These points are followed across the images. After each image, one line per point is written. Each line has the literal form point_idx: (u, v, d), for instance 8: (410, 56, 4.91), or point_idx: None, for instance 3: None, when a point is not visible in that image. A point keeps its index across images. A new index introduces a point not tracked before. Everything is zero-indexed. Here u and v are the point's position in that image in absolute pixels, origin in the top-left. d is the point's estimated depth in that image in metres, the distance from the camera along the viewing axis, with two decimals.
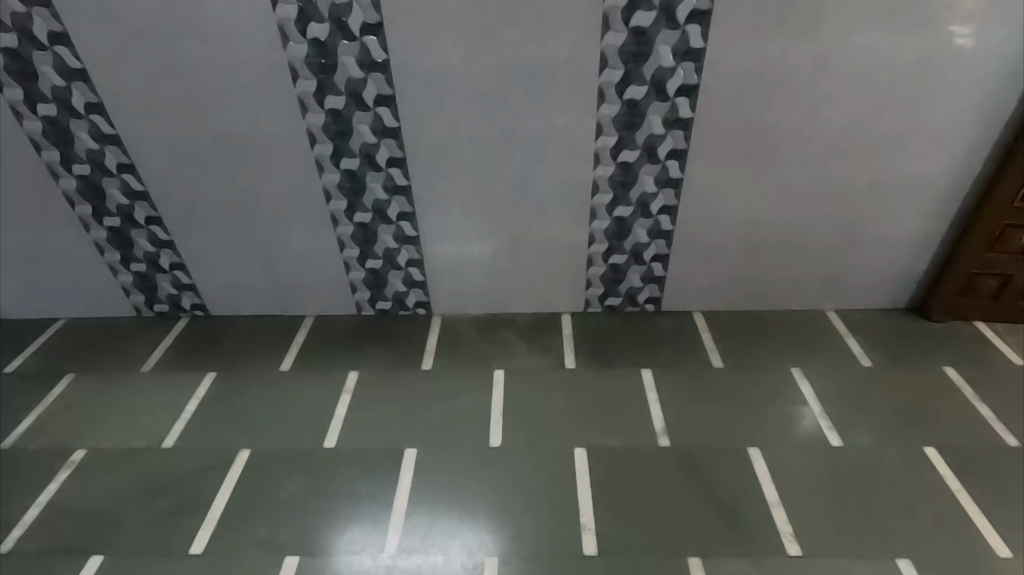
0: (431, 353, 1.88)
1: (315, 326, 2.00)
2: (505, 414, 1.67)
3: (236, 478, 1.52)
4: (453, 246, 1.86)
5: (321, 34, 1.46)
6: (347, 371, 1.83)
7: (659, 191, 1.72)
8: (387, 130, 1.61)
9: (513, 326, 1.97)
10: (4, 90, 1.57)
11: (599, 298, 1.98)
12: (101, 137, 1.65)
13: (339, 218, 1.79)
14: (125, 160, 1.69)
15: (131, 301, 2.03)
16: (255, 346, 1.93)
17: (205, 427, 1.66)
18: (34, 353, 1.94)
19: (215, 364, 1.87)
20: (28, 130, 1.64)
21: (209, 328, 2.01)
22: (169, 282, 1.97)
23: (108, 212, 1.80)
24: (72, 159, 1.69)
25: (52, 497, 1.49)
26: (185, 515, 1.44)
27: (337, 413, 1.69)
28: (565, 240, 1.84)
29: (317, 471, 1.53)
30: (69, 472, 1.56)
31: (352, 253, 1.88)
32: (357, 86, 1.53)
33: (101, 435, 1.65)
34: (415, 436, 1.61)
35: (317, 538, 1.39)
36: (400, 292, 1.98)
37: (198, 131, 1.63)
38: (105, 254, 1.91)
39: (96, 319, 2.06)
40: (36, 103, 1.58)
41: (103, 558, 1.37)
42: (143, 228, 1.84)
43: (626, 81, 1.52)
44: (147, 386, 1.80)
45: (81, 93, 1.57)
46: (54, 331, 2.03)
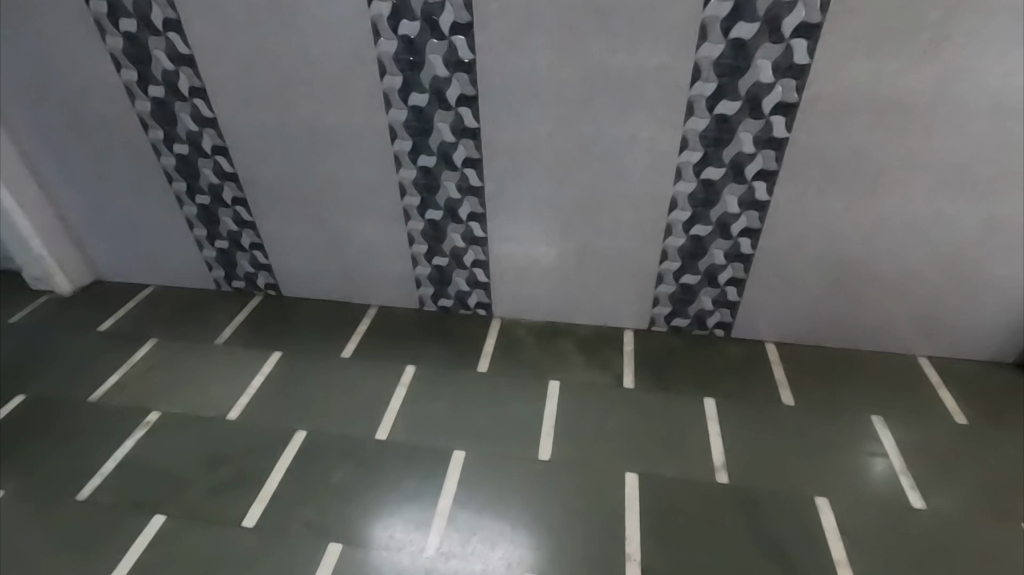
0: (487, 355, 1.88)
1: (378, 317, 2.04)
2: (557, 427, 1.63)
3: (290, 458, 1.57)
4: (520, 251, 1.84)
5: (411, 32, 1.47)
6: (405, 364, 1.85)
7: (742, 212, 1.62)
8: (467, 130, 1.61)
9: (573, 337, 1.93)
10: (121, 70, 1.69)
11: (665, 317, 1.90)
12: (200, 120, 1.74)
13: (411, 214, 1.82)
14: (219, 142, 1.78)
15: (212, 275, 2.14)
16: (320, 330, 2.00)
17: (268, 404, 1.73)
18: (124, 316, 2.09)
19: (282, 344, 1.94)
20: (139, 110, 1.76)
21: (280, 308, 2.10)
22: (248, 260, 2.07)
23: (200, 190, 1.91)
24: (174, 138, 1.80)
25: (127, 453, 1.60)
26: (242, 487, 1.51)
27: (390, 406, 1.71)
28: (635, 255, 1.78)
29: (367, 461, 1.55)
30: (143, 431, 1.66)
31: (420, 249, 1.90)
32: (441, 84, 1.54)
33: (174, 400, 1.75)
34: (464, 438, 1.61)
35: (361, 528, 1.41)
36: (463, 291, 1.98)
37: (287, 120, 1.69)
38: (194, 229, 2.03)
39: (181, 289, 2.20)
40: (148, 84, 1.70)
41: (165, 518, 1.44)
42: (229, 208, 1.93)
43: (718, 95, 1.44)
44: (219, 358, 1.90)
45: (187, 78, 1.67)
46: (143, 297, 2.18)
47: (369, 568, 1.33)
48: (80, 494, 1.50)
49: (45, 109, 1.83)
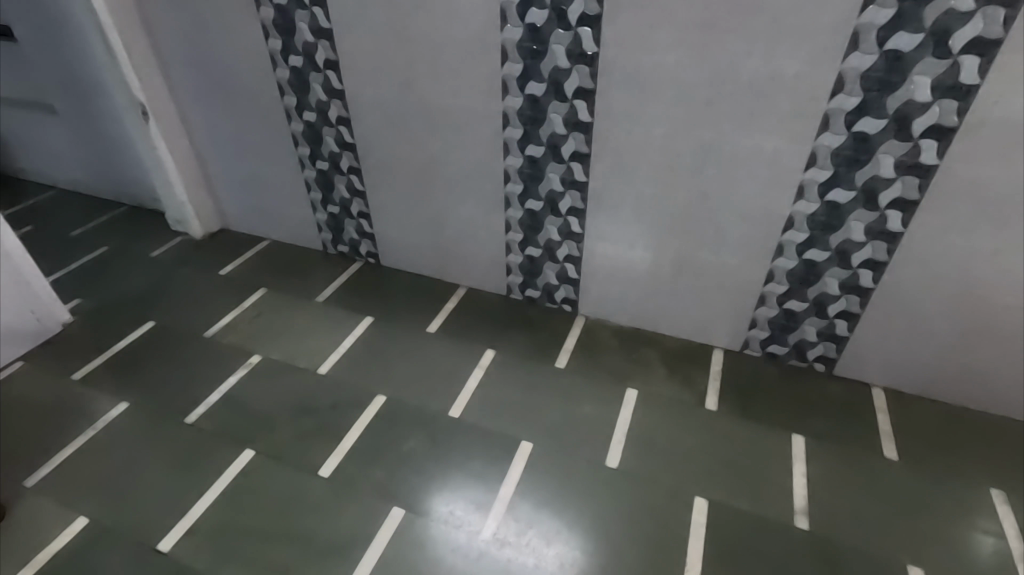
0: (567, 352, 1.87)
1: (465, 298, 2.09)
2: (628, 436, 1.60)
3: (368, 420, 1.65)
4: (616, 252, 1.80)
5: (538, 20, 1.46)
6: (485, 347, 1.88)
7: (868, 241, 1.48)
8: (579, 123, 1.59)
9: (657, 347, 1.87)
10: (268, 39, 1.83)
11: (760, 341, 1.79)
12: (330, 90, 1.86)
13: (511, 201, 1.83)
14: (344, 114, 1.89)
15: (321, 237, 2.29)
16: (410, 302, 2.08)
17: (355, 364, 1.83)
18: (243, 264, 2.29)
19: (374, 310, 2.04)
20: (279, 76, 1.90)
21: (377, 276, 2.21)
22: (354, 227, 2.19)
23: (321, 157, 2.04)
24: (305, 106, 1.93)
25: (229, 388, 1.76)
26: (323, 438, 1.61)
27: (466, 385, 1.75)
28: (738, 272, 1.68)
29: (437, 435, 1.60)
30: (245, 371, 1.82)
31: (516, 237, 1.91)
32: (561, 76, 1.53)
33: (274, 348, 1.90)
34: (533, 430, 1.61)
35: (425, 499, 1.46)
36: (552, 285, 1.98)
37: (407, 98, 1.76)
38: (311, 193, 2.17)
39: (292, 247, 2.38)
40: (289, 54, 1.83)
41: (253, 454, 1.57)
42: (345, 176, 2.05)
43: (860, 112, 1.32)
44: (318, 314, 2.03)
45: (324, 50, 1.77)
46: (260, 248, 2.38)
47: (427, 538, 1.37)
48: (188, 417, 1.68)
49: (201, 70, 2.02)
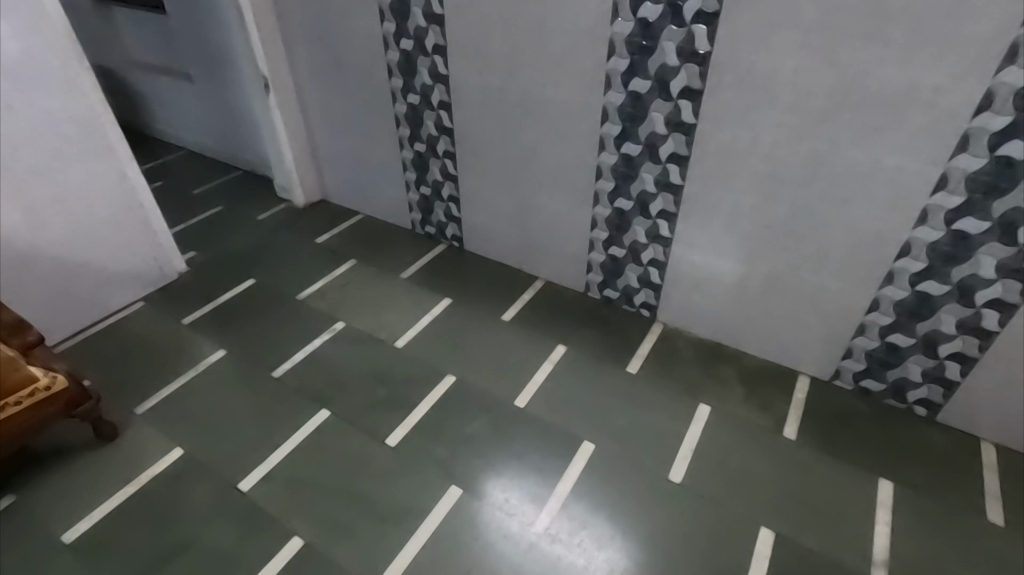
0: (639, 357, 1.82)
1: (542, 291, 2.09)
2: (695, 452, 1.54)
3: (436, 397, 1.71)
4: (704, 261, 1.73)
5: (651, 15, 1.42)
6: (557, 343, 1.88)
7: (998, 280, 1.32)
8: (682, 124, 1.54)
9: (736, 365, 1.79)
10: (383, 22, 1.90)
11: (853, 373, 1.66)
12: (435, 75, 1.91)
13: (601, 198, 1.81)
14: (446, 99, 1.94)
15: (411, 216, 2.38)
16: (488, 288, 2.11)
17: (430, 342, 1.89)
18: (337, 234, 2.43)
19: (453, 293, 2.10)
20: (389, 59, 1.98)
21: (459, 260, 2.26)
22: (442, 210, 2.25)
23: (420, 139, 2.11)
24: (410, 88, 2.00)
25: (314, 350, 1.87)
26: (392, 409, 1.68)
27: (534, 377, 1.76)
28: (837, 296, 1.56)
29: (501, 422, 1.63)
30: (329, 335, 1.93)
31: (601, 235, 1.89)
32: (668, 74, 1.48)
33: (357, 317, 2.00)
34: (597, 431, 1.59)
35: (482, 482, 1.48)
36: (632, 287, 1.94)
37: (509, 87, 1.78)
38: (406, 173, 2.25)
39: (383, 223, 2.49)
40: (402, 37, 1.90)
41: (328, 415, 1.67)
42: (439, 159, 2.11)
43: (1009, 133, 1.17)
44: (400, 290, 2.11)
45: (434, 35, 1.82)
46: (354, 222, 2.50)
47: (481, 521, 1.40)
48: (275, 371, 1.81)
49: (320, 49, 2.15)
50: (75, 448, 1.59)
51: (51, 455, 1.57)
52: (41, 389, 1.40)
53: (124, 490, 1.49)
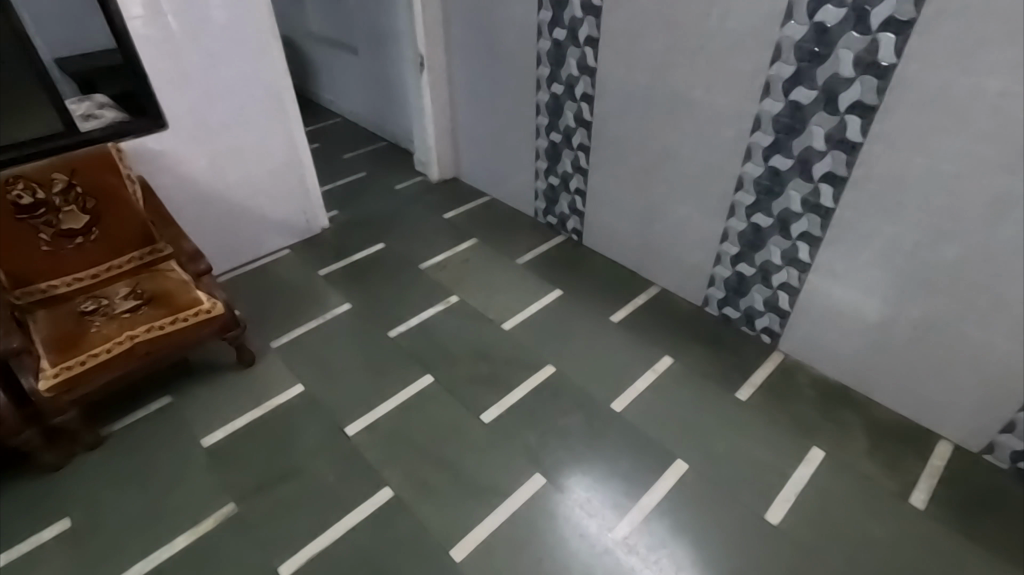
0: (752, 384, 1.71)
1: (657, 298, 2.03)
2: (799, 497, 1.42)
3: (534, 385, 1.73)
4: (844, 294, 1.57)
5: (830, 19, 1.30)
6: (664, 353, 1.82)
7: None
8: (845, 142, 1.40)
9: (863, 413, 1.62)
10: (541, 10, 1.93)
11: (1012, 452, 1.43)
12: (583, 67, 1.90)
13: (737, 211, 1.71)
14: (590, 91, 1.93)
15: (536, 204, 2.41)
16: (600, 286, 2.09)
17: (535, 330, 1.92)
18: (464, 212, 2.53)
19: (565, 285, 2.10)
20: (541, 47, 2.01)
21: (576, 253, 2.26)
22: (567, 202, 2.26)
23: (557, 130, 2.12)
24: (556, 78, 2.01)
25: (427, 318, 1.98)
26: (491, 387, 1.73)
27: (635, 384, 1.72)
28: (1006, 359, 1.35)
29: (594, 421, 1.62)
30: (443, 307, 2.03)
31: (729, 249, 1.79)
32: (838, 85, 1.35)
33: (470, 294, 2.08)
34: (693, 452, 1.53)
35: (568, 477, 1.48)
36: (755, 309, 1.82)
37: (657, 85, 1.72)
38: (538, 161, 2.28)
39: (508, 207, 2.55)
40: (556, 27, 1.91)
41: (431, 381, 1.76)
42: (573, 151, 2.11)
43: None
44: (514, 275, 2.16)
45: (589, 27, 1.82)
46: (481, 203, 2.59)
47: (560, 515, 1.41)
48: (390, 331, 1.94)
49: (476, 33, 2.23)
50: (221, 367, 1.82)
51: (201, 370, 1.81)
52: (204, 312, 1.62)
53: (253, 412, 1.68)
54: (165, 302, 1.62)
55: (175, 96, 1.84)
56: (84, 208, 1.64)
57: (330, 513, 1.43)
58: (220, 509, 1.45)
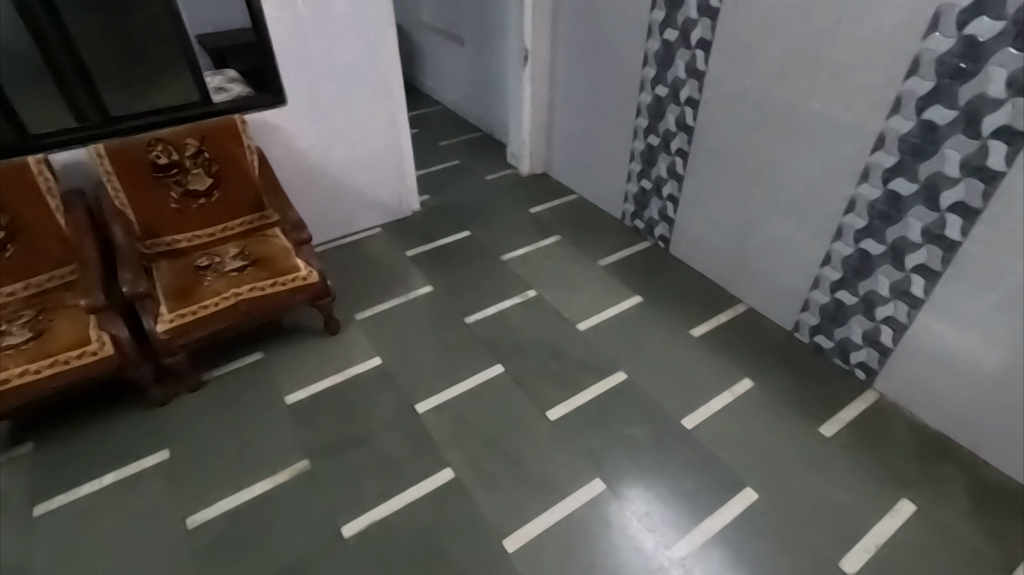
0: (839, 421, 1.59)
1: (742, 317, 1.94)
2: (879, 550, 1.31)
3: (603, 389, 1.71)
4: (959, 337, 1.43)
5: (983, 33, 1.18)
6: (744, 376, 1.73)
7: None
8: (983, 170, 1.26)
9: (966, 471, 1.46)
10: (653, 10, 1.89)
11: None
12: (692, 70, 1.84)
13: (844, 234, 1.59)
14: (696, 95, 1.86)
15: (625, 207, 2.37)
16: (683, 298, 2.02)
17: (611, 334, 1.89)
18: (551, 209, 2.53)
19: (646, 293, 2.05)
20: (649, 47, 1.96)
21: (660, 261, 2.20)
22: (658, 207, 2.20)
23: (655, 133, 2.07)
24: (661, 80, 1.96)
25: (503, 309, 2.01)
26: (559, 386, 1.73)
27: (709, 403, 1.66)
28: None
29: (661, 435, 1.58)
30: (520, 300, 2.04)
31: (830, 274, 1.67)
32: (984, 106, 1.22)
33: (549, 290, 2.08)
34: (765, 483, 1.45)
35: (628, 487, 1.46)
36: (851, 341, 1.69)
37: (771, 93, 1.64)
38: (632, 163, 2.24)
39: (595, 208, 2.52)
40: (667, 27, 1.86)
41: (501, 371, 1.78)
42: (670, 156, 2.05)
43: None
44: (595, 276, 2.14)
45: (703, 28, 1.75)
46: (569, 200, 2.58)
47: (615, 524, 1.38)
48: (467, 317, 1.98)
49: (584, 29, 2.21)
50: (309, 332, 1.95)
51: (292, 332, 1.94)
52: (300, 279, 1.73)
53: (333, 377, 1.78)
54: (268, 265, 1.74)
55: (297, 75, 1.97)
56: (209, 171, 1.80)
57: (394, 483, 1.49)
58: (296, 463, 1.55)
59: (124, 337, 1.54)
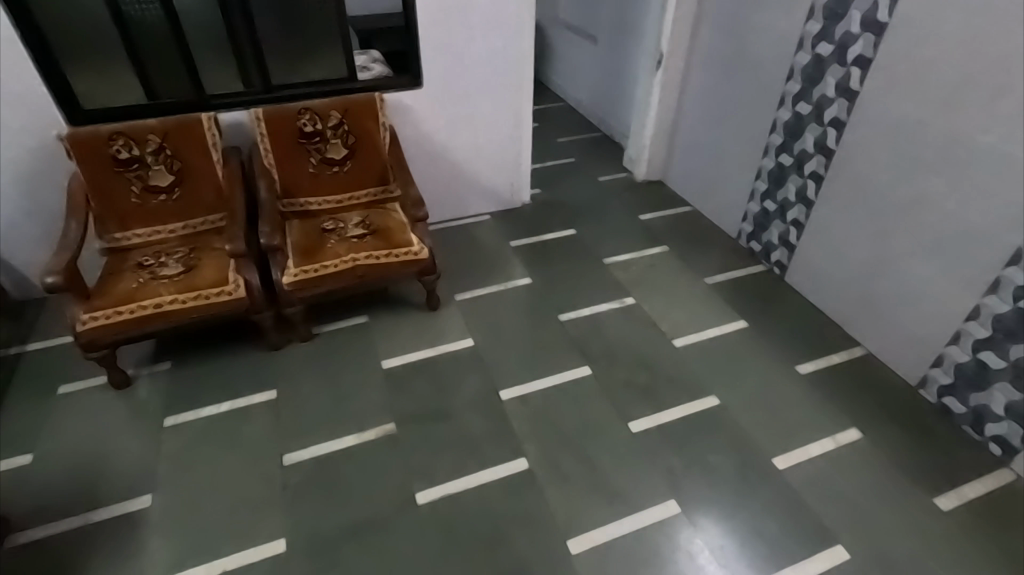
0: (959, 496, 1.42)
1: (859, 362, 1.78)
2: None
3: (692, 410, 1.64)
4: None
5: None
6: (852, 426, 1.59)
7: None
8: None
9: None
10: (808, 21, 1.76)
11: None
12: (843, 89, 1.70)
13: (1001, 289, 1.41)
14: (843, 117, 1.72)
15: (741, 226, 2.26)
16: (793, 331, 1.89)
17: (707, 355, 1.81)
18: (661, 218, 2.46)
19: (752, 319, 1.94)
20: (796, 61, 1.84)
21: (773, 288, 2.07)
22: (778, 231, 2.07)
23: (789, 152, 1.94)
24: (805, 97, 1.84)
25: (599, 312, 1.99)
26: (645, 398, 1.68)
27: (806, 446, 1.54)
28: None
29: (747, 470, 1.49)
30: (617, 305, 2.01)
31: (975, 331, 1.49)
32: None
33: (648, 300, 2.03)
34: (859, 544, 1.33)
35: (704, 516, 1.39)
36: (989, 411, 1.50)
37: (936, 122, 1.47)
38: (757, 182, 2.12)
39: (709, 223, 2.42)
40: (822, 41, 1.73)
41: (588, 373, 1.77)
42: (802, 178, 1.92)
43: None
44: (699, 293, 2.05)
45: (864, 45, 1.61)
46: (682, 212, 2.50)
47: (685, 551, 1.33)
48: (561, 314, 1.99)
49: (728, 37, 2.12)
50: (411, 305, 2.05)
51: (395, 302, 2.06)
52: (412, 254, 1.83)
53: (427, 351, 1.87)
54: (385, 237, 1.86)
55: (436, 61, 2.07)
56: (346, 144, 1.95)
57: (470, 462, 1.54)
58: (383, 425, 1.64)
59: (255, 284, 1.71)
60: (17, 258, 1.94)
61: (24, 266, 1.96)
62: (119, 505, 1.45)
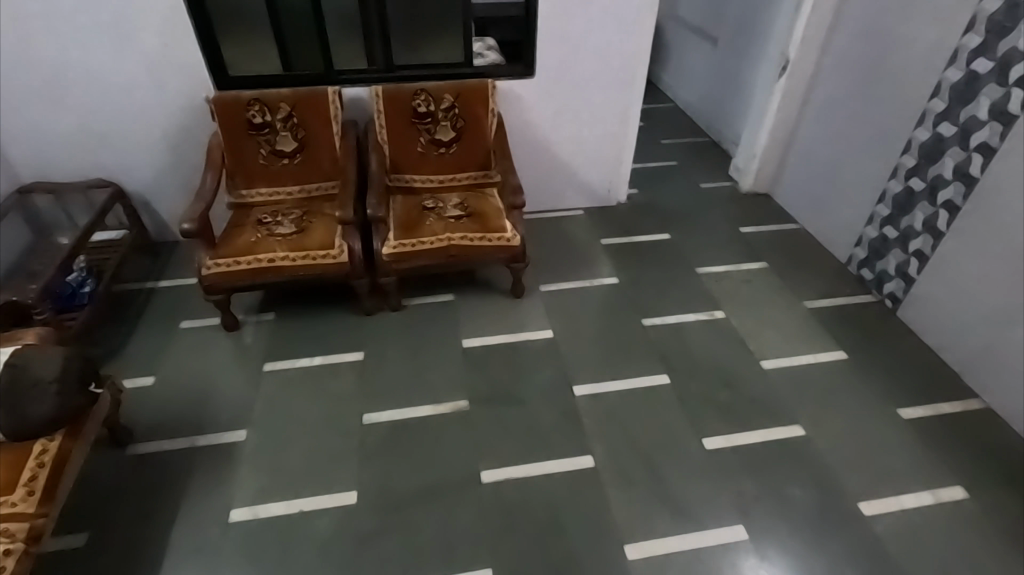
0: None
1: (974, 415, 1.61)
2: None
3: (773, 437, 1.56)
4: None
5: None
6: (956, 483, 1.45)
7: None
8: None
9: None
10: (966, 34, 1.59)
11: None
12: (998, 111, 1.52)
13: None
14: (993, 143, 1.55)
15: (853, 250, 2.10)
16: (899, 371, 1.74)
17: (797, 382, 1.71)
18: (764, 232, 2.34)
19: (854, 351, 1.81)
20: (945, 77, 1.67)
21: (882, 322, 1.91)
22: (896, 261, 1.90)
23: (922, 177, 1.78)
24: (950, 117, 1.67)
25: (684, 321, 1.93)
26: (724, 416, 1.62)
27: (899, 496, 1.42)
28: None
29: (827, 508, 1.40)
30: (704, 317, 1.95)
31: None
32: None
33: (738, 316, 1.94)
34: None
35: (773, 548, 1.33)
36: None
37: None
38: (878, 205, 1.96)
39: (817, 244, 2.27)
40: (980, 56, 1.56)
41: (665, 382, 1.73)
42: (933, 207, 1.75)
43: None
44: (796, 316, 1.94)
45: None
46: (788, 229, 2.36)
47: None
48: (645, 318, 1.95)
49: (865, 46, 1.96)
50: (497, 290, 2.09)
51: (482, 284, 2.11)
52: (504, 240, 1.86)
53: (507, 336, 1.90)
54: (481, 221, 1.91)
55: (551, 52, 2.07)
56: (455, 126, 2.01)
57: (536, 450, 1.56)
58: (457, 401, 1.70)
59: (357, 251, 1.81)
60: (160, 204, 2.18)
61: (164, 211, 2.20)
62: (219, 435, 1.60)
